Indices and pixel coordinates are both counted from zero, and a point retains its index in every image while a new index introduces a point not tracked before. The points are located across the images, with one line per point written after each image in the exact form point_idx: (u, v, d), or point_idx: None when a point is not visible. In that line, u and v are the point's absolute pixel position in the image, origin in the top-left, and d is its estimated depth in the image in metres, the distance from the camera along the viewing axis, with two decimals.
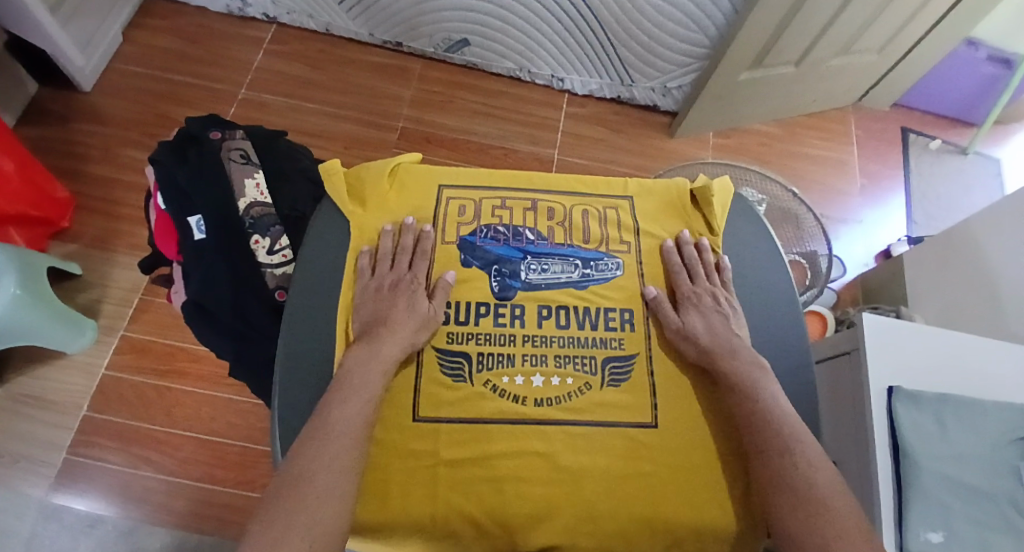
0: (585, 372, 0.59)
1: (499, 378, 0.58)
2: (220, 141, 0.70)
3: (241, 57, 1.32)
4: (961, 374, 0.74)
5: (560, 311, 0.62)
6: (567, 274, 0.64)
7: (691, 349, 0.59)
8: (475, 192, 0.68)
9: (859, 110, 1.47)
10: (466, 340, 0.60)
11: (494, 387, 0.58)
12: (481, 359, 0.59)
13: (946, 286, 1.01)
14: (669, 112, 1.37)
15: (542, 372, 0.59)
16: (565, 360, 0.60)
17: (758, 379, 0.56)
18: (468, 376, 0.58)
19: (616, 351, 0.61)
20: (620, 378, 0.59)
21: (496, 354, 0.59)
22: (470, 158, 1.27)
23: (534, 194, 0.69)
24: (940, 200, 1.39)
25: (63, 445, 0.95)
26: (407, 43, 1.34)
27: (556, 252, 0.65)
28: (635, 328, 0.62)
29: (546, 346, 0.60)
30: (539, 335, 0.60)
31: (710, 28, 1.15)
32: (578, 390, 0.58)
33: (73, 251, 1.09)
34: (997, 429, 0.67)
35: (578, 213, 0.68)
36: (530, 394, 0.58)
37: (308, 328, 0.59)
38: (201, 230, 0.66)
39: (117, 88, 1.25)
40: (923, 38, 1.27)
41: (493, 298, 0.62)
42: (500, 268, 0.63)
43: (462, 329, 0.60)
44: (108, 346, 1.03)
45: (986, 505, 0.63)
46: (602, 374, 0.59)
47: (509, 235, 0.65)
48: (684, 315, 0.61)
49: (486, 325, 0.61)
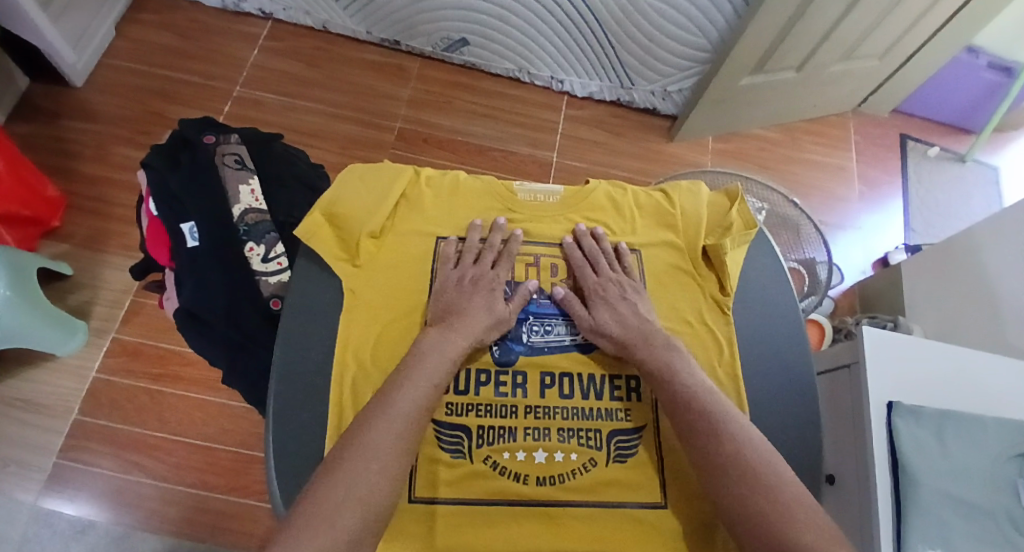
0: (589, 447, 0.56)
1: (499, 454, 0.54)
2: (214, 146, 0.69)
3: (236, 54, 1.29)
4: (960, 388, 0.74)
5: (565, 379, 0.58)
6: (572, 335, 0.61)
7: (609, 344, 0.58)
8: (475, 243, 0.64)
9: (859, 116, 1.46)
10: (465, 411, 0.56)
11: (494, 464, 0.54)
12: (481, 432, 0.55)
13: (944, 296, 1.01)
14: (669, 116, 1.36)
15: (545, 448, 0.55)
16: (569, 433, 0.56)
17: (669, 359, 0.54)
18: (467, 452, 0.54)
19: (622, 423, 0.57)
20: (627, 454, 0.56)
21: (496, 428, 0.55)
22: (468, 160, 1.26)
23: (536, 247, 0.65)
24: (938, 208, 1.39)
25: (53, 450, 0.94)
26: (406, 42, 1.32)
27: (560, 311, 0.62)
28: (643, 398, 0.59)
29: (549, 418, 0.56)
30: (542, 406, 0.57)
31: (712, 33, 1.14)
32: (583, 467, 0.55)
33: (63, 250, 1.07)
34: (996, 446, 0.67)
35: (583, 269, 0.64)
36: (532, 472, 0.54)
37: (302, 339, 0.58)
38: (193, 237, 0.65)
39: (110, 85, 1.23)
40: (924, 46, 1.27)
41: (494, 365, 0.58)
42: (501, 332, 0.60)
43: (460, 399, 0.56)
44: (99, 348, 1.01)
45: (985, 522, 0.63)
46: (608, 449, 0.56)
47: (510, 293, 0.62)
48: (593, 310, 0.59)
49: (486, 394, 0.57)
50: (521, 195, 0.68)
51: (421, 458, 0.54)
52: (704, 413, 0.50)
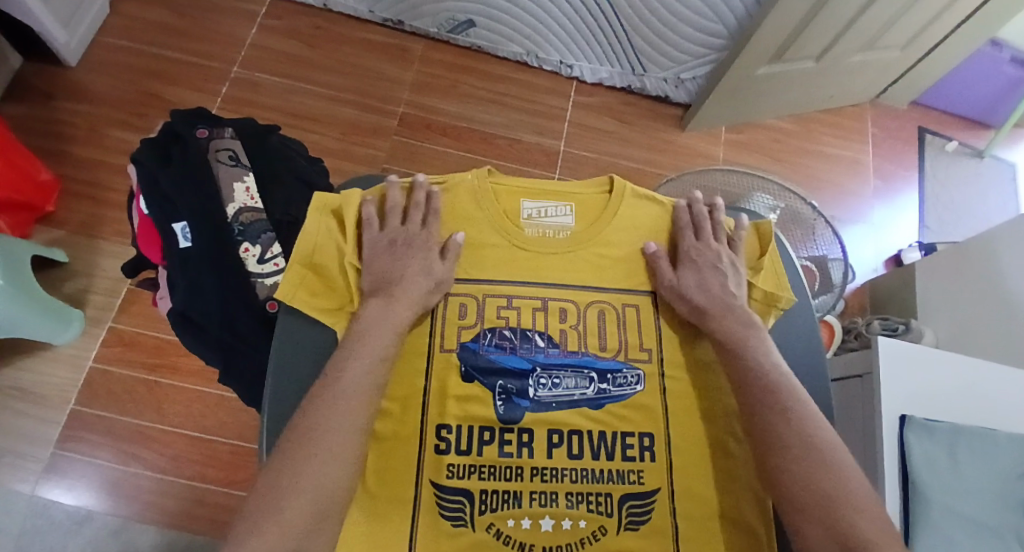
0: (599, 513, 0.53)
1: (503, 521, 0.52)
2: (207, 140, 0.66)
3: (234, 33, 1.25)
4: (974, 402, 0.72)
5: (574, 437, 0.55)
6: (581, 390, 0.57)
7: (685, 308, 0.59)
8: (480, 285, 0.60)
9: (876, 107, 1.41)
10: (467, 474, 0.53)
11: (498, 533, 0.52)
12: (484, 497, 0.52)
13: (959, 300, 0.98)
14: (681, 105, 1.32)
15: (552, 514, 0.52)
16: (577, 499, 0.53)
17: (748, 333, 0.56)
18: (469, 519, 0.52)
19: (636, 487, 0.54)
20: (639, 521, 0.53)
21: (500, 492, 0.53)
22: (473, 148, 1.22)
23: (545, 289, 0.60)
24: (954, 205, 1.35)
25: (51, 440, 0.93)
26: (410, 22, 1.27)
27: (568, 362, 0.58)
28: (657, 458, 0.55)
29: (556, 481, 0.54)
30: (549, 467, 0.54)
31: (729, 19, 1.09)
32: (592, 535, 0.53)
33: (58, 237, 1.05)
34: (1011, 463, 0.65)
35: (592, 315, 0.60)
36: (538, 541, 0.52)
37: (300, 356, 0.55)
38: (185, 238, 0.62)
39: (104, 64, 1.19)
40: (949, 36, 1.21)
41: (498, 423, 0.55)
42: (505, 387, 0.56)
43: (462, 460, 0.53)
44: (95, 338, 0.99)
45: (996, 544, 0.61)
46: (619, 516, 0.53)
47: (515, 341, 0.58)
48: (679, 273, 0.60)
49: (489, 455, 0.54)
50: (527, 231, 0.62)
51: (420, 526, 0.51)
52: (775, 397, 0.52)
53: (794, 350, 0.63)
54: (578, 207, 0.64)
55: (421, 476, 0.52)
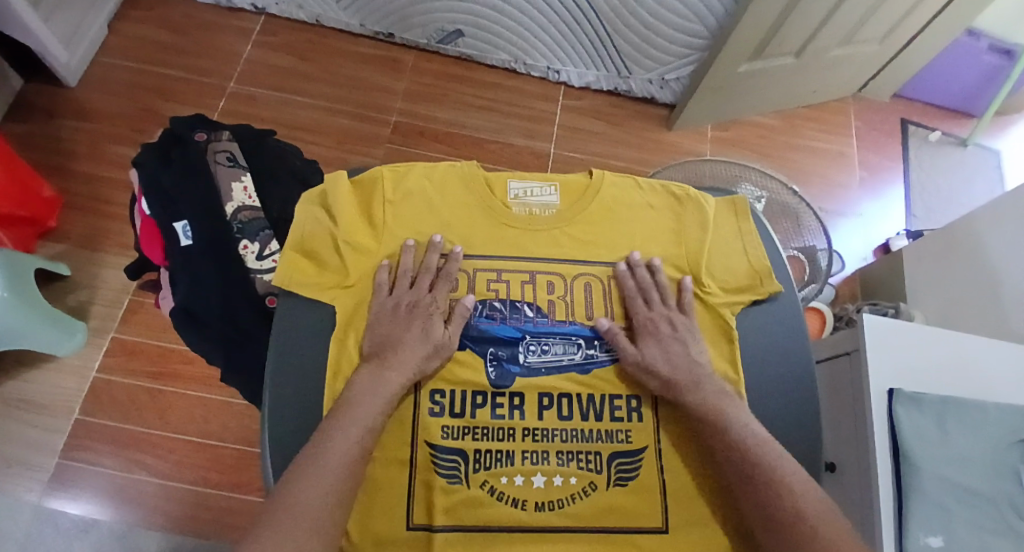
0: (589, 471, 0.55)
1: (497, 479, 0.54)
2: (206, 142, 0.69)
3: (229, 50, 1.28)
4: (963, 375, 0.73)
5: (563, 400, 0.57)
6: (569, 355, 0.59)
7: (656, 385, 0.57)
8: (469, 260, 0.62)
9: (859, 101, 1.45)
10: (461, 435, 0.55)
11: (492, 490, 0.54)
12: (478, 457, 0.55)
13: (946, 282, 1.00)
14: (666, 105, 1.35)
15: (544, 472, 0.55)
16: (567, 457, 0.56)
17: (723, 405, 0.55)
18: (465, 477, 0.54)
19: (623, 446, 0.56)
20: (628, 478, 0.55)
21: (493, 452, 0.55)
22: (464, 153, 1.25)
23: (533, 264, 0.62)
24: (940, 193, 1.38)
25: (56, 450, 0.94)
26: (400, 34, 1.31)
27: (557, 330, 0.60)
28: (644, 419, 0.58)
29: (548, 441, 0.56)
30: (540, 428, 0.56)
31: (708, 19, 1.12)
32: (581, 492, 0.55)
33: (61, 251, 1.07)
34: (999, 431, 0.66)
35: (580, 286, 0.62)
36: (531, 497, 0.54)
37: (299, 336, 0.57)
38: (186, 236, 0.64)
39: (103, 83, 1.22)
40: (926, 28, 1.25)
41: (489, 388, 0.57)
42: (496, 354, 0.58)
43: (456, 422, 0.56)
44: (98, 348, 1.01)
45: (989, 511, 0.62)
46: (608, 473, 0.55)
47: (505, 312, 0.60)
48: (641, 347, 0.58)
49: (483, 417, 0.56)
50: (515, 210, 0.64)
51: (417, 483, 0.54)
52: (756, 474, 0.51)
53: (773, 320, 0.64)
54: (562, 187, 0.66)
55: (417, 438, 0.55)
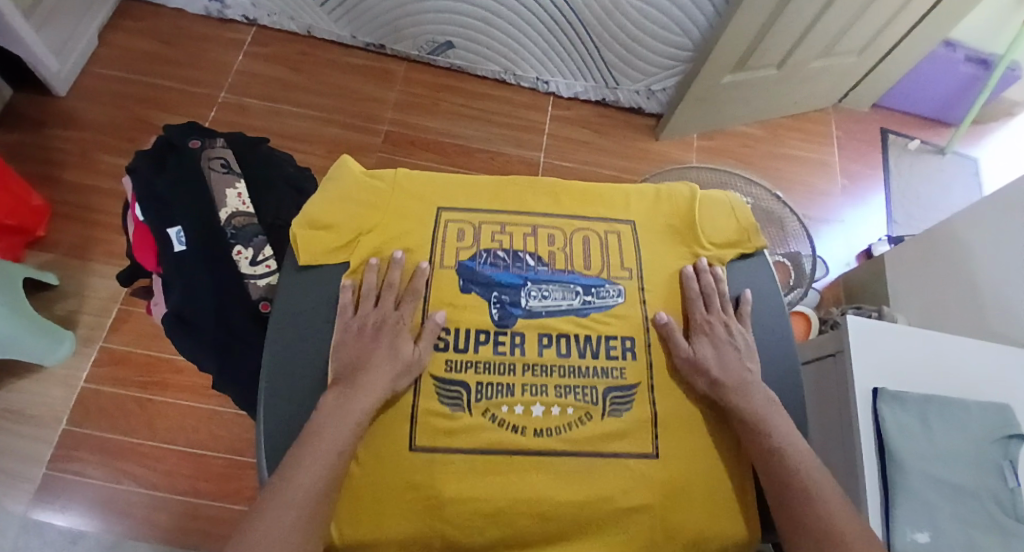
0: (586, 402, 0.56)
1: (498, 407, 0.54)
2: (200, 150, 0.69)
3: (221, 60, 1.29)
4: (945, 375, 0.75)
5: (562, 339, 0.58)
6: (568, 301, 0.60)
7: (705, 383, 0.57)
8: (474, 214, 0.64)
9: (840, 111, 1.49)
10: (464, 369, 0.56)
11: (493, 418, 0.54)
12: (479, 388, 0.55)
13: (926, 285, 1.02)
14: (653, 115, 1.38)
15: (543, 402, 0.55)
16: (566, 389, 0.56)
17: (770, 413, 0.55)
18: (466, 404, 0.54)
19: (618, 381, 0.57)
20: (622, 408, 0.56)
21: (495, 384, 0.55)
22: (455, 162, 1.27)
23: (534, 219, 0.65)
24: (919, 200, 1.41)
25: (43, 460, 0.93)
26: (391, 46, 1.33)
27: (557, 277, 0.61)
28: (638, 356, 0.58)
29: (546, 375, 0.56)
30: (539, 364, 0.57)
31: (692, 31, 1.16)
32: (578, 421, 0.55)
33: (49, 260, 1.06)
34: (980, 428, 0.68)
35: (577, 241, 0.63)
36: (530, 424, 0.54)
37: (306, 291, 0.60)
38: (179, 242, 0.64)
39: (94, 93, 1.22)
40: (902, 40, 1.29)
41: (493, 327, 0.58)
42: (500, 296, 0.59)
43: (460, 356, 0.56)
44: (87, 357, 1.00)
45: (973, 504, 0.64)
46: (604, 404, 0.56)
47: (508, 261, 0.61)
48: (692, 345, 0.58)
49: (485, 352, 0.57)
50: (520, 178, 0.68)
51: (418, 409, 0.54)
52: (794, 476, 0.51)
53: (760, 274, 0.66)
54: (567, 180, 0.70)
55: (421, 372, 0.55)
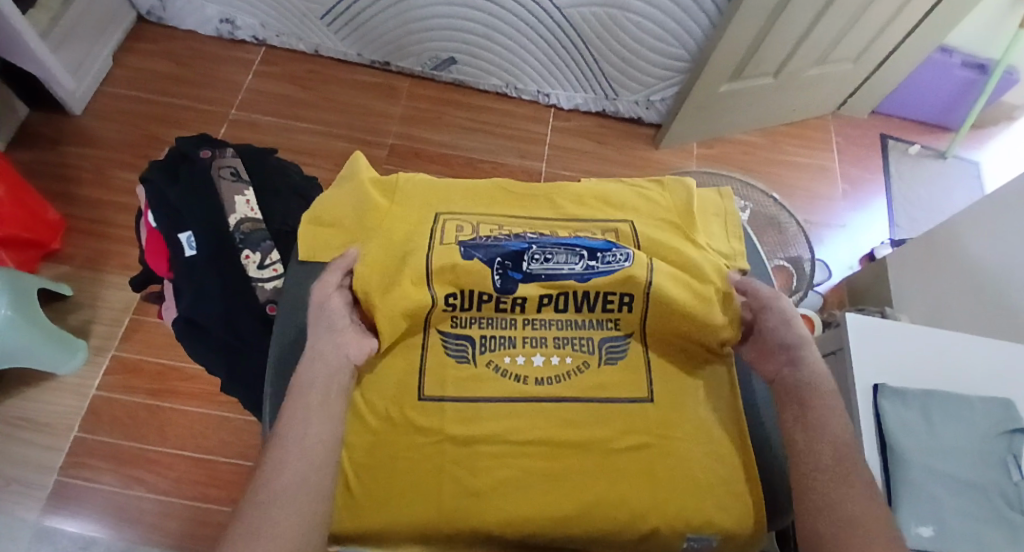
0: (583, 351, 0.58)
1: (501, 358, 0.57)
2: (210, 159, 0.72)
3: (231, 79, 1.34)
4: (944, 367, 0.72)
5: (561, 296, 0.60)
6: (570, 265, 0.59)
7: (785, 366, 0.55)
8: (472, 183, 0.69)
9: (839, 118, 1.50)
10: (468, 323, 0.59)
11: (496, 368, 0.57)
12: (483, 340, 0.58)
13: (928, 286, 1.02)
14: (653, 125, 1.40)
15: (543, 352, 0.58)
16: (563, 340, 0.59)
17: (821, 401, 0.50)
18: (471, 357, 0.57)
19: (612, 331, 0.60)
20: (618, 357, 0.58)
21: (497, 336, 0.58)
22: (459, 172, 1.29)
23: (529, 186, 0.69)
24: (922, 204, 1.42)
25: (55, 468, 0.94)
26: (396, 62, 1.36)
27: (561, 241, 0.60)
28: (634, 309, 0.59)
29: (545, 328, 0.59)
30: (538, 318, 0.59)
31: (689, 42, 1.18)
32: (577, 369, 0.57)
33: (64, 272, 1.09)
34: (985, 423, 0.65)
35: (575, 211, 0.67)
36: (531, 373, 0.57)
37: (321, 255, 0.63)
38: (190, 246, 0.67)
39: (109, 111, 1.26)
40: (898, 46, 1.31)
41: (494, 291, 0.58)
42: (503, 261, 0.59)
43: (466, 313, 0.59)
44: (99, 366, 1.02)
45: (979, 500, 0.60)
46: (600, 352, 0.59)
47: (509, 236, 0.62)
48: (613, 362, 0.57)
49: (488, 310, 0.59)
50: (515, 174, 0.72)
51: (428, 364, 0.56)
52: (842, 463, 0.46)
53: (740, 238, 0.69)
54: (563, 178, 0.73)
55: (428, 327, 0.58)
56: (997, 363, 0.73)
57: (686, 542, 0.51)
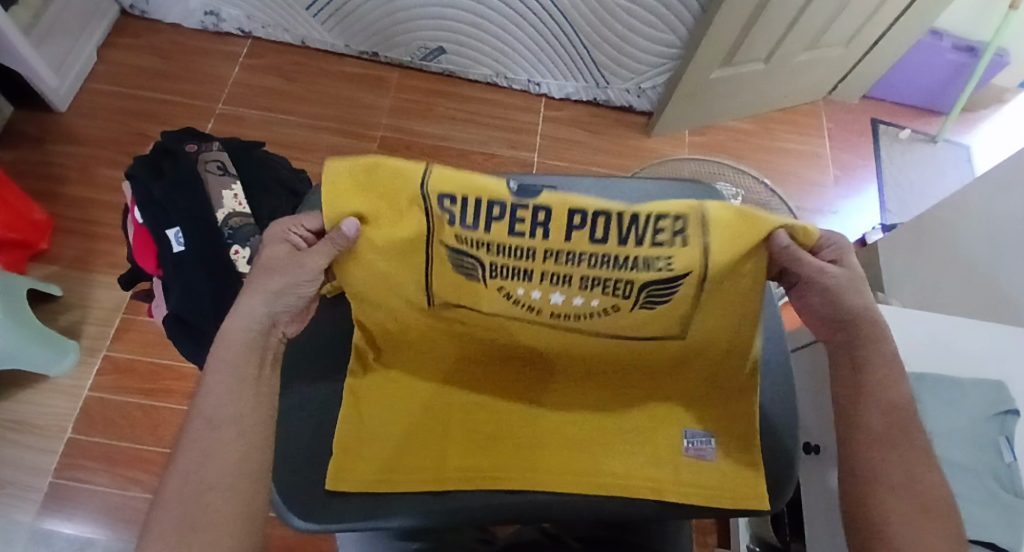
0: (616, 296, 0.45)
1: (513, 289, 0.45)
2: (196, 153, 0.71)
3: (216, 73, 1.32)
4: (939, 351, 0.72)
5: (599, 220, 0.40)
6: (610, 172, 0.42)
7: (840, 329, 0.48)
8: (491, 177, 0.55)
9: (830, 103, 1.50)
10: (475, 245, 0.43)
11: (506, 296, 0.46)
12: (493, 264, 0.44)
13: (919, 270, 1.02)
14: (644, 113, 1.39)
15: (564, 292, 0.45)
16: (593, 282, 0.44)
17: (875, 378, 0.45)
18: (479, 280, 0.45)
19: (661, 275, 0.43)
20: (658, 302, 0.45)
21: (512, 265, 0.43)
22: (450, 164, 1.28)
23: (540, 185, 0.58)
24: (913, 188, 1.42)
25: (49, 469, 0.94)
26: (384, 53, 1.35)
27: None
28: (692, 241, 0.41)
29: (572, 264, 0.43)
30: (566, 250, 0.42)
31: (679, 27, 1.18)
32: (601, 312, 0.46)
33: (52, 272, 1.08)
34: (979, 404, 0.64)
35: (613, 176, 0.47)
36: (547, 308, 0.46)
37: None
38: (178, 242, 0.66)
39: (93, 108, 1.25)
40: (888, 30, 1.31)
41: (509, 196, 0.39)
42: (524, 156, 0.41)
43: (471, 234, 0.42)
44: (91, 367, 1.02)
45: (973, 481, 0.60)
46: (635, 298, 0.45)
47: None
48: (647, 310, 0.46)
49: (499, 234, 0.41)
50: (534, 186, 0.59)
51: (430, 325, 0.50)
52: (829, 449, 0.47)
53: None
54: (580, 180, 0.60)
55: (431, 233, 0.43)
56: (996, 343, 0.72)
57: (684, 438, 0.51)
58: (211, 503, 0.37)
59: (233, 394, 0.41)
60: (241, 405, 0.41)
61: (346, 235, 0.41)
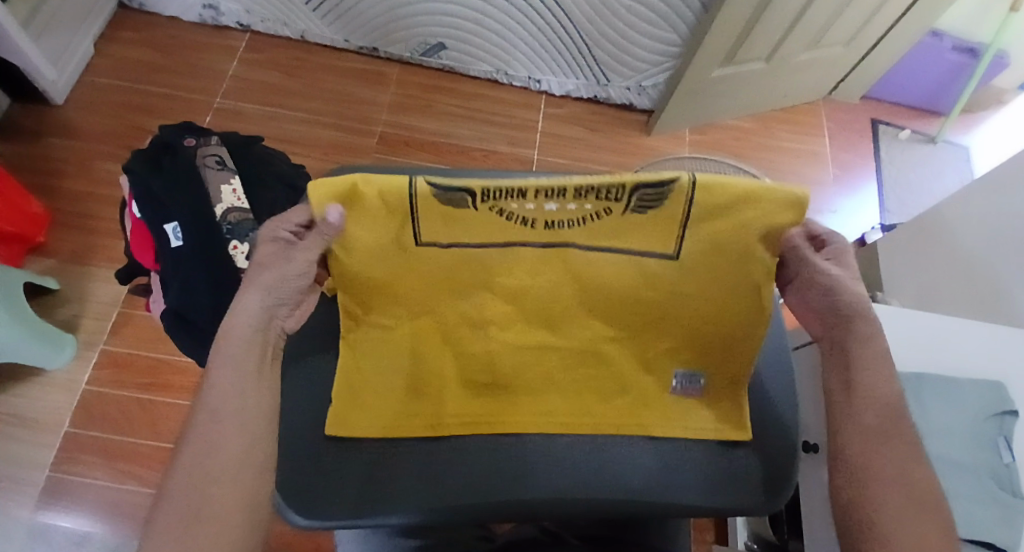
0: (607, 199, 0.40)
1: (506, 204, 0.40)
2: (195, 148, 0.71)
3: (215, 67, 1.31)
4: (938, 351, 0.72)
5: None
6: None
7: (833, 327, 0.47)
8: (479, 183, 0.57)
9: (829, 103, 1.50)
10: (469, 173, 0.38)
11: (500, 213, 0.41)
12: (488, 193, 0.39)
13: (917, 271, 1.02)
14: (645, 111, 1.39)
15: (558, 201, 0.40)
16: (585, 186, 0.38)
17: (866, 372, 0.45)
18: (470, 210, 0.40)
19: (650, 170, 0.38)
20: (652, 203, 0.40)
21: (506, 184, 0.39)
22: (450, 160, 1.28)
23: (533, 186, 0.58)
24: (912, 188, 1.42)
25: (47, 464, 0.94)
26: (384, 48, 1.34)
27: None
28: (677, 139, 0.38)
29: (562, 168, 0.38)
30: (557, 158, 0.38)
31: (680, 25, 1.18)
32: (594, 216, 0.41)
33: (50, 266, 1.08)
34: (976, 404, 0.65)
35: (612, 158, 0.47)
36: (541, 218, 0.41)
37: None
38: (178, 237, 0.66)
39: (91, 102, 1.24)
40: (888, 30, 1.31)
41: None
42: None
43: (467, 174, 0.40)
44: (89, 361, 1.01)
45: (971, 481, 0.60)
46: (629, 201, 0.40)
47: None
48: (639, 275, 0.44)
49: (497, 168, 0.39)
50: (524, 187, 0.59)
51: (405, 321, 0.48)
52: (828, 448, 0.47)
53: None
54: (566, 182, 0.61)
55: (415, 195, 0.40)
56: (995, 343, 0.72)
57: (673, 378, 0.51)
58: (211, 496, 0.37)
59: (238, 387, 0.41)
60: (246, 398, 0.41)
61: (331, 223, 0.40)
